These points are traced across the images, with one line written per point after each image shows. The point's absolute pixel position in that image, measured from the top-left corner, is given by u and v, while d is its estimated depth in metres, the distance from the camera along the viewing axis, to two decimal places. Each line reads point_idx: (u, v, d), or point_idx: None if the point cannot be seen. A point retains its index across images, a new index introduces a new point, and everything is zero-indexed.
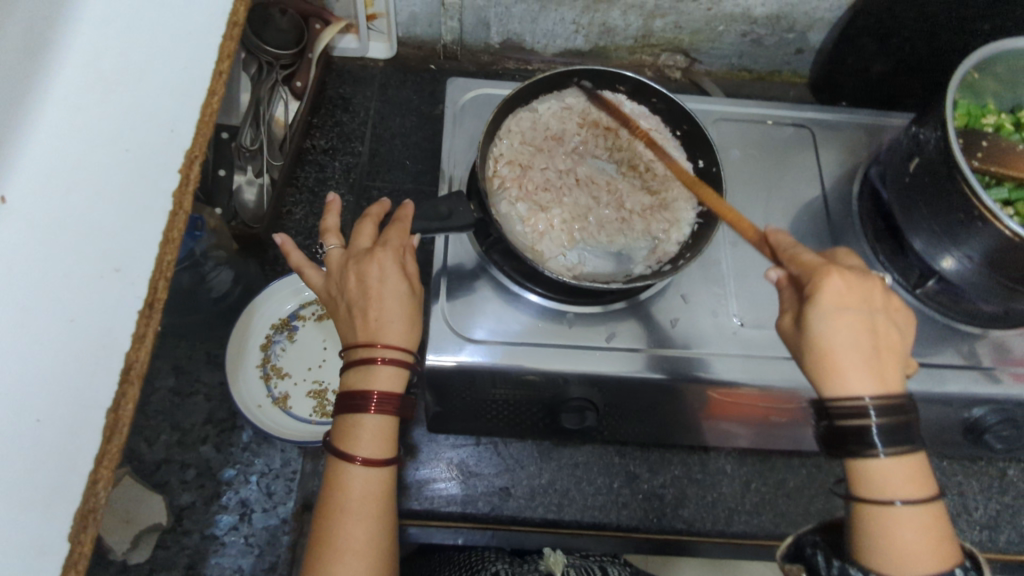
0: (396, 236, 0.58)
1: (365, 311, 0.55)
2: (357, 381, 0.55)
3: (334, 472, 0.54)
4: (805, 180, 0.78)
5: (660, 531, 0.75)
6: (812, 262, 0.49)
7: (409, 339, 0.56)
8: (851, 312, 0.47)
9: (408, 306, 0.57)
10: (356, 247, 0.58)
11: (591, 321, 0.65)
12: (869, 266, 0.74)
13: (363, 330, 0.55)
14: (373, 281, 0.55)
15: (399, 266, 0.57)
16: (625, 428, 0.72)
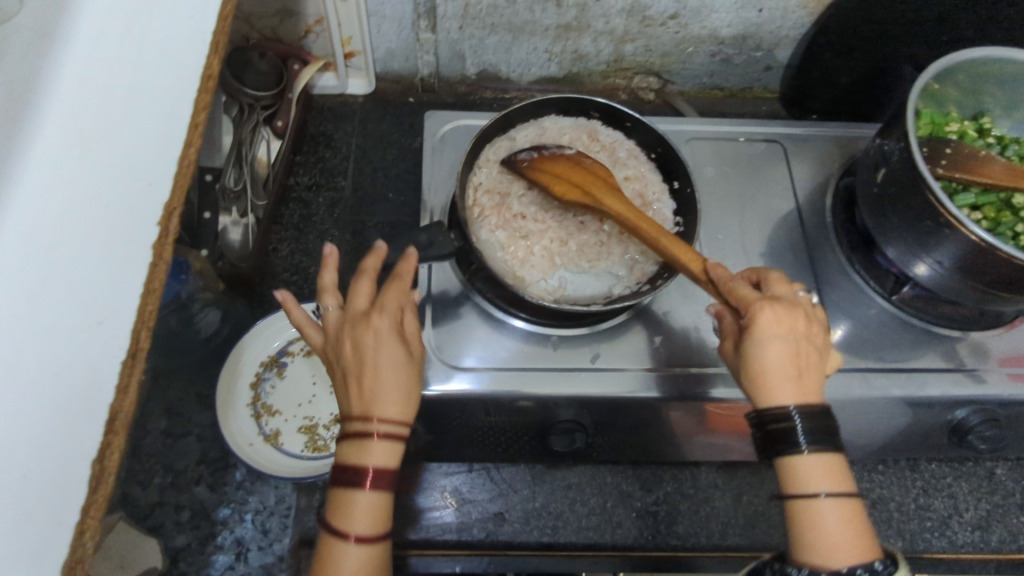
0: (393, 300, 0.57)
1: (359, 379, 0.54)
2: (352, 454, 0.53)
3: (326, 550, 0.52)
4: (779, 194, 0.80)
5: (654, 548, 0.75)
6: (745, 294, 0.54)
7: (406, 410, 0.54)
8: (784, 340, 0.51)
9: (405, 376, 0.55)
10: (353, 309, 0.57)
11: (574, 344, 0.67)
12: (845, 274, 0.75)
13: (356, 399, 0.54)
14: (369, 346, 0.54)
15: (393, 331, 0.56)
16: (615, 448, 0.73)
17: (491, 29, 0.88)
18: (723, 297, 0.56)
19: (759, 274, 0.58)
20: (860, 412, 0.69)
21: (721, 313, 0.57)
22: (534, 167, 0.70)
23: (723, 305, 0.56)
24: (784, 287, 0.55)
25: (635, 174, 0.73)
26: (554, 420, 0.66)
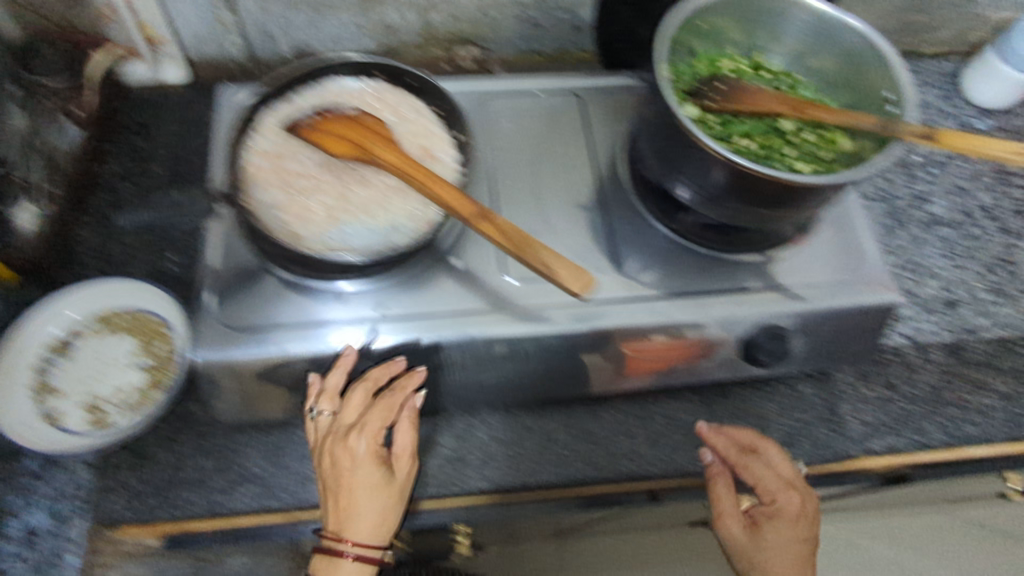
0: (378, 413, 0.69)
1: (340, 497, 0.68)
2: (321, 566, 0.66)
3: None
4: (574, 140, 0.81)
5: (466, 495, 0.75)
6: (723, 491, 0.71)
7: (379, 535, 0.67)
8: (792, 534, 0.68)
9: (381, 495, 0.68)
10: (340, 421, 0.70)
11: (361, 298, 0.71)
12: (634, 211, 0.78)
13: (334, 519, 0.67)
14: (345, 469, 0.68)
15: (369, 454, 0.68)
16: (415, 397, 0.75)
17: (293, 6, 0.88)
18: (725, 462, 0.73)
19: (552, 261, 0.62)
20: (642, 340, 0.72)
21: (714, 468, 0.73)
22: (312, 131, 0.70)
23: (716, 466, 0.73)
24: (563, 281, 0.61)
25: (419, 129, 0.75)
26: (346, 368, 0.68)
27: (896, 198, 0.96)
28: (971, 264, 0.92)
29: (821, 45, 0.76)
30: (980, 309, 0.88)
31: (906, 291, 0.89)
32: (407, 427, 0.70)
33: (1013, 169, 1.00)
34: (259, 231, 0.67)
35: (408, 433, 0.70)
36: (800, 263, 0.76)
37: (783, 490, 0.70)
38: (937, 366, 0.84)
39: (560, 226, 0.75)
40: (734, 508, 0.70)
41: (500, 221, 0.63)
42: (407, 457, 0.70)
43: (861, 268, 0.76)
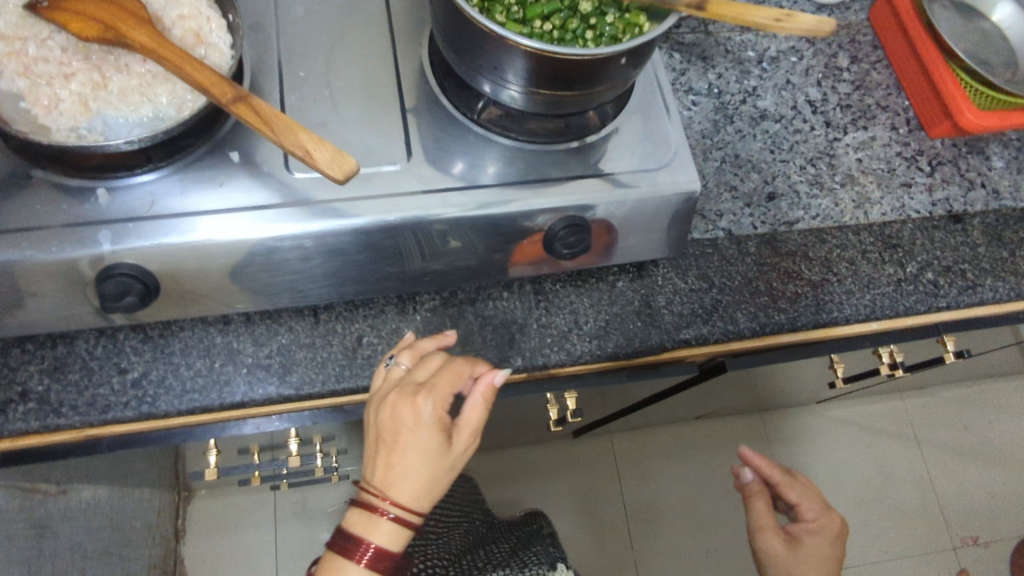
0: (444, 383, 0.66)
1: (390, 454, 0.64)
2: (359, 523, 0.63)
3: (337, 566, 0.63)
4: (372, 29, 0.76)
5: (265, 400, 0.72)
6: (764, 522, 0.89)
7: (422, 501, 0.63)
8: (828, 534, 0.90)
9: (430, 464, 0.63)
10: (408, 378, 0.67)
11: (128, 196, 0.66)
12: (435, 101, 0.74)
13: (381, 475, 0.63)
14: (407, 426, 0.64)
15: (436, 416, 0.64)
16: (204, 305, 0.71)
17: None
18: (752, 468, 0.96)
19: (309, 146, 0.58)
20: (439, 234, 0.70)
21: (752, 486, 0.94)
22: (47, 7, 0.62)
23: (752, 482, 0.94)
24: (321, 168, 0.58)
25: (188, 10, 0.68)
26: (108, 271, 0.64)
27: (726, 94, 0.95)
28: (794, 157, 0.92)
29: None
30: (799, 201, 0.90)
31: (729, 186, 0.89)
32: (480, 396, 0.67)
33: (842, 66, 1.00)
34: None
35: (480, 410, 0.66)
36: (599, 157, 0.74)
37: (787, 486, 0.94)
38: (752, 257, 0.86)
39: (350, 117, 0.71)
40: (768, 524, 0.89)
41: (256, 103, 0.59)
42: (471, 431, 0.66)
43: (660, 160, 0.75)
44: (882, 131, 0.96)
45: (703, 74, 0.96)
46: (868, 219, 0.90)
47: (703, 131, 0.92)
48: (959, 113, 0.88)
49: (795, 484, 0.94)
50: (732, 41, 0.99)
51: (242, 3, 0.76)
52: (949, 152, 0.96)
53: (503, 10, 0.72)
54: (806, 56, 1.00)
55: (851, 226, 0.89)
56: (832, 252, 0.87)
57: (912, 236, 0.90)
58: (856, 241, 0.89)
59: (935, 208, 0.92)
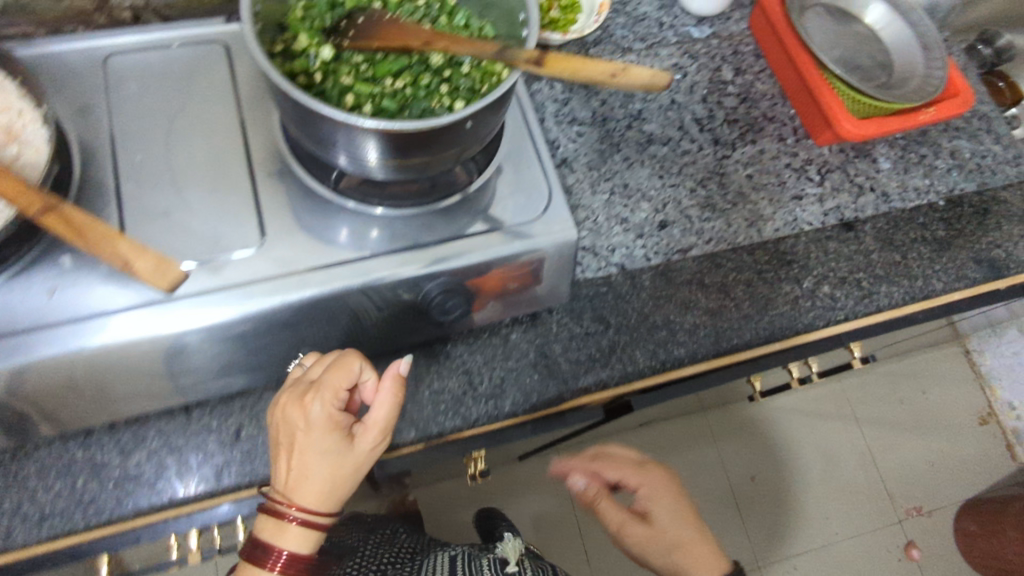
0: (335, 381, 0.64)
1: (290, 458, 0.65)
2: (269, 526, 0.66)
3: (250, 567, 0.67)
4: (215, 100, 0.70)
5: (139, 513, 0.67)
6: (602, 509, 0.97)
7: (325, 501, 0.66)
8: (668, 498, 0.96)
9: (330, 469, 0.65)
10: (303, 380, 0.66)
11: None
12: (292, 173, 0.68)
13: (285, 478, 0.65)
14: (300, 430, 0.64)
15: (330, 419, 0.64)
16: (54, 422, 0.65)
17: None
18: (580, 475, 1.00)
19: (129, 250, 0.54)
20: (307, 319, 0.66)
21: (587, 487, 0.99)
22: None
23: (585, 483, 0.99)
24: (145, 274, 0.53)
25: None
26: None
27: (611, 122, 0.93)
28: (684, 181, 0.91)
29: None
30: (691, 227, 0.88)
31: (620, 218, 0.87)
32: (383, 392, 0.66)
33: (727, 79, 0.98)
34: None
35: (386, 406, 0.66)
36: (467, 218, 0.70)
37: (609, 466, 0.99)
38: (648, 292, 0.84)
39: (196, 203, 0.65)
40: (611, 514, 0.95)
41: (70, 212, 0.54)
42: (376, 429, 0.66)
43: (530, 215, 0.72)
44: (770, 144, 0.95)
45: (586, 103, 0.93)
46: (761, 238, 0.89)
47: (590, 163, 0.90)
48: (839, 123, 0.88)
49: (605, 498, 0.97)
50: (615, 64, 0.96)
51: (64, 84, 0.68)
52: (837, 159, 0.95)
53: (350, 69, 0.67)
54: (690, 72, 0.98)
55: (745, 246, 0.88)
56: (727, 276, 0.86)
57: (806, 250, 0.89)
58: (751, 262, 0.88)
59: (827, 218, 0.92)
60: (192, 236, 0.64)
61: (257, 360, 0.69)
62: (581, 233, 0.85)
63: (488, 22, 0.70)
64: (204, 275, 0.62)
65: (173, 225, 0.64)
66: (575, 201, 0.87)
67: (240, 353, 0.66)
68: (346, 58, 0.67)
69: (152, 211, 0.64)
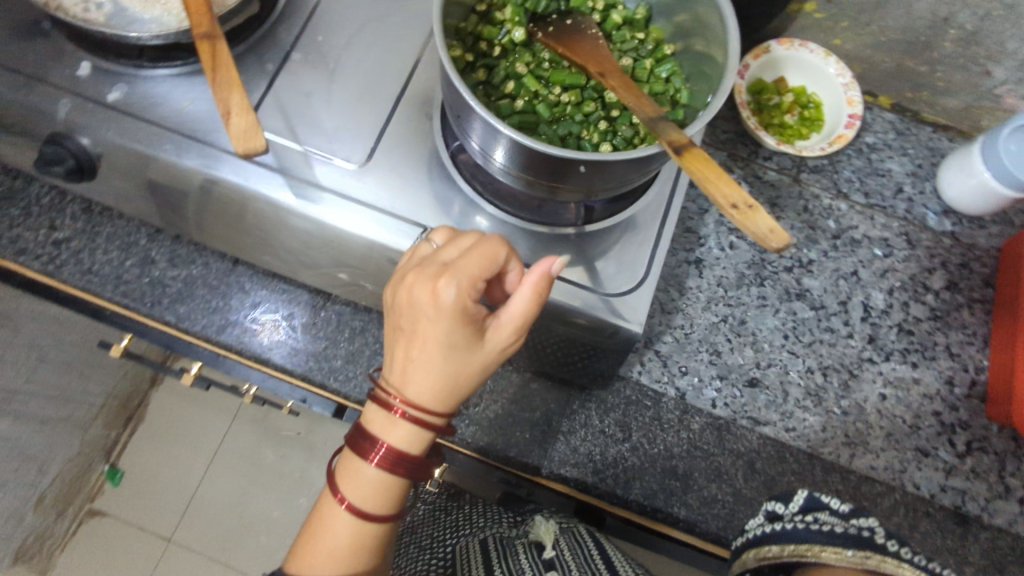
0: (469, 268, 0.48)
1: (409, 344, 0.49)
2: (376, 421, 0.51)
3: (346, 466, 0.52)
4: (413, 24, 0.72)
5: (150, 316, 0.73)
6: None
7: (446, 400, 0.50)
8: None
9: (454, 361, 0.48)
10: (431, 258, 0.50)
11: (103, 77, 0.66)
12: (429, 121, 0.69)
13: (399, 368, 0.50)
14: (424, 311, 0.48)
15: (459, 307, 0.47)
16: (137, 204, 0.72)
17: None
18: None
19: (239, 104, 0.56)
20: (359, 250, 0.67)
21: None
22: None
23: None
24: (234, 131, 0.55)
25: None
26: (55, 138, 0.66)
27: (773, 253, 0.82)
28: (806, 355, 0.79)
29: (689, 7, 0.62)
30: (779, 403, 0.76)
31: (713, 348, 0.78)
32: (524, 286, 0.49)
33: (932, 286, 0.83)
34: None
35: (527, 301, 0.49)
36: (546, 254, 0.66)
37: None
38: (688, 434, 0.74)
39: (338, 100, 0.68)
40: None
41: (221, 48, 0.58)
42: (513, 327, 0.50)
43: (602, 287, 0.65)
44: (929, 379, 0.79)
45: None
46: (849, 464, 0.75)
47: (721, 279, 0.81)
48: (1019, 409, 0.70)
49: None
50: (818, 202, 0.85)
51: None
52: (1001, 443, 0.77)
53: (531, 60, 0.65)
54: (895, 256, 0.84)
55: (824, 461, 0.75)
56: (783, 476, 0.73)
57: (889, 510, 0.73)
58: (819, 481, 0.74)
59: (944, 495, 0.74)
60: (317, 126, 0.67)
61: (306, 258, 0.71)
62: (664, 336, 0.78)
63: (688, 86, 0.64)
64: (306, 164, 0.65)
65: (310, 108, 0.67)
66: (681, 304, 0.79)
67: (293, 243, 0.69)
68: (534, 48, 0.66)
69: (299, 88, 0.68)
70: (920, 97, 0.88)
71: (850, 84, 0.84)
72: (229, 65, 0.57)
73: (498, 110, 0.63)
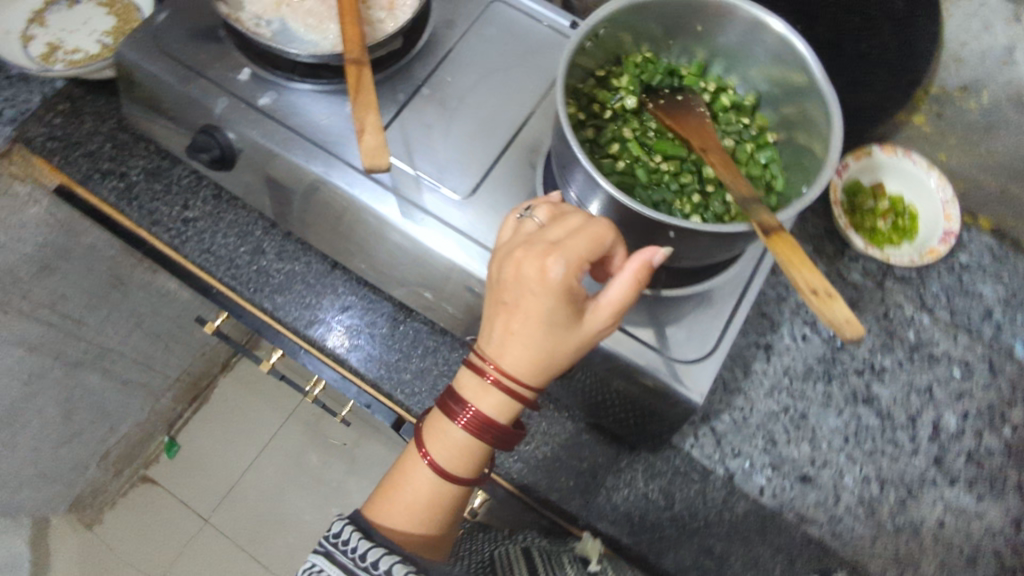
0: (574, 251, 0.50)
1: (510, 317, 0.53)
2: (469, 386, 0.55)
3: (436, 424, 0.57)
4: (535, 78, 0.78)
5: (249, 301, 0.80)
6: None
7: (538, 373, 0.53)
8: None
9: (552, 337, 0.51)
10: (538, 238, 0.53)
11: (258, 85, 0.75)
12: (533, 169, 0.74)
13: (497, 338, 0.54)
14: (528, 288, 0.51)
15: (565, 286, 0.50)
16: (262, 200, 0.80)
17: None
18: None
19: (372, 125, 0.63)
20: (448, 275, 0.71)
21: None
22: None
23: None
24: (364, 147, 0.62)
25: None
26: (208, 131, 0.75)
27: (846, 353, 0.82)
28: (864, 462, 0.77)
29: (797, 101, 0.65)
30: (830, 505, 0.75)
31: (768, 436, 0.78)
32: (626, 272, 0.51)
33: (1010, 418, 0.80)
34: None
35: (629, 287, 0.51)
36: (623, 311, 0.68)
37: None
38: (730, 516, 0.74)
39: (455, 137, 0.74)
40: None
41: (364, 73, 0.66)
42: (611, 310, 0.52)
43: (669, 351, 0.67)
44: (994, 514, 0.76)
45: None
46: None
47: (788, 369, 0.81)
48: None
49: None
50: (901, 311, 0.84)
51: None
52: None
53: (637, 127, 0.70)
54: (974, 379, 0.82)
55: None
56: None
57: None
58: None
59: None
60: (432, 157, 0.73)
61: (397, 274, 0.76)
62: (722, 414, 0.78)
63: (785, 175, 0.67)
64: (417, 188, 0.71)
65: (430, 140, 0.74)
66: (744, 386, 0.79)
67: (391, 258, 0.75)
68: (642, 117, 0.70)
69: (422, 120, 0.75)
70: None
71: (950, 201, 0.84)
72: (370, 91, 0.65)
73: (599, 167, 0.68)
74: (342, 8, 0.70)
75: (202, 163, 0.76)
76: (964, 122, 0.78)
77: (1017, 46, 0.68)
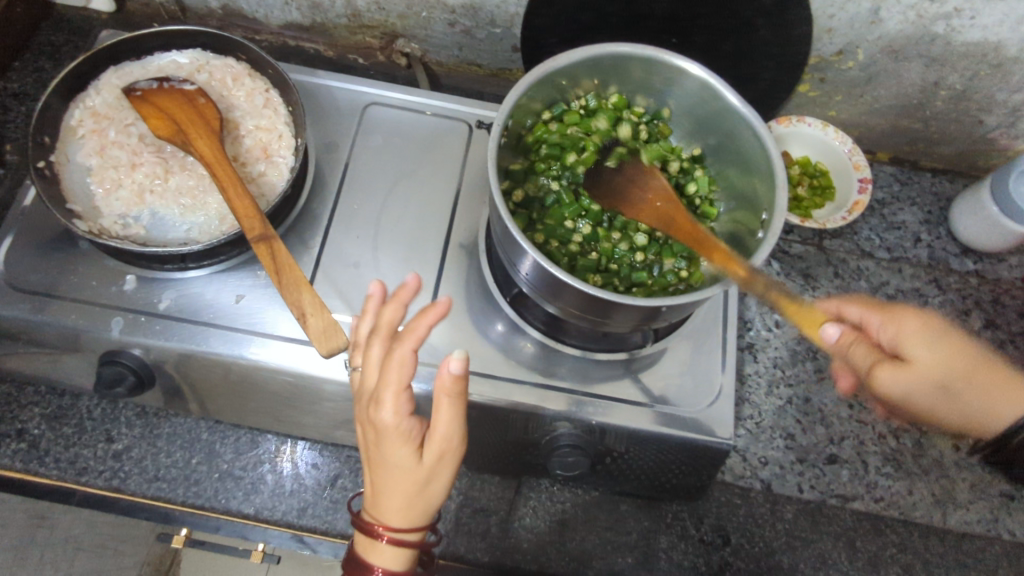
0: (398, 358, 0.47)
1: (378, 483, 0.51)
2: (363, 546, 0.53)
3: (363, 551, 0.53)
4: (441, 175, 0.73)
5: (227, 511, 0.71)
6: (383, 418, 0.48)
7: (417, 527, 0.51)
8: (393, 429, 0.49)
9: (403, 481, 0.49)
10: (365, 386, 0.50)
11: (148, 288, 0.65)
12: (478, 269, 0.70)
13: (372, 504, 0.52)
14: (374, 438, 0.49)
15: (395, 425, 0.48)
16: (198, 406, 0.71)
17: None
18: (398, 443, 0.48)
19: (314, 308, 0.57)
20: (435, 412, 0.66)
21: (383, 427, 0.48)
22: (137, 98, 0.64)
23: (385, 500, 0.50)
24: (320, 335, 0.56)
25: (267, 125, 0.68)
26: (108, 360, 0.64)
27: None
28: (874, 420, 0.80)
29: (746, 190, 0.63)
30: (862, 475, 0.77)
31: (785, 433, 0.78)
32: (446, 396, 0.48)
33: (972, 327, 0.85)
34: (52, 194, 0.61)
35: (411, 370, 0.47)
36: (615, 378, 0.66)
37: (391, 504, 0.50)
38: (784, 525, 0.75)
39: (387, 266, 0.68)
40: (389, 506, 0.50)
41: (278, 247, 0.58)
42: (448, 414, 0.48)
43: (677, 403, 0.65)
44: None
45: (798, 294, 0.86)
46: (943, 524, 0.76)
47: (776, 360, 0.82)
48: None
49: (396, 509, 0.50)
50: (847, 264, 0.88)
51: (324, 117, 0.75)
52: None
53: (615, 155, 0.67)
54: (931, 304, 0.86)
55: (920, 526, 0.75)
56: (883, 549, 0.74)
57: (994, 561, 0.74)
58: (919, 547, 0.74)
59: None
60: (370, 295, 0.67)
61: None
62: (738, 430, 0.78)
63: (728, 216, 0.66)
64: None
65: (362, 280, 0.68)
66: (745, 394, 0.80)
67: None
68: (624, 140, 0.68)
69: (345, 260, 0.68)
70: (916, 149, 0.92)
71: (853, 151, 0.88)
72: (296, 269, 0.58)
73: (524, 187, 0.66)
74: (218, 180, 0.61)
75: (120, 396, 0.66)
76: (846, 79, 0.82)
77: (880, 7, 0.71)
